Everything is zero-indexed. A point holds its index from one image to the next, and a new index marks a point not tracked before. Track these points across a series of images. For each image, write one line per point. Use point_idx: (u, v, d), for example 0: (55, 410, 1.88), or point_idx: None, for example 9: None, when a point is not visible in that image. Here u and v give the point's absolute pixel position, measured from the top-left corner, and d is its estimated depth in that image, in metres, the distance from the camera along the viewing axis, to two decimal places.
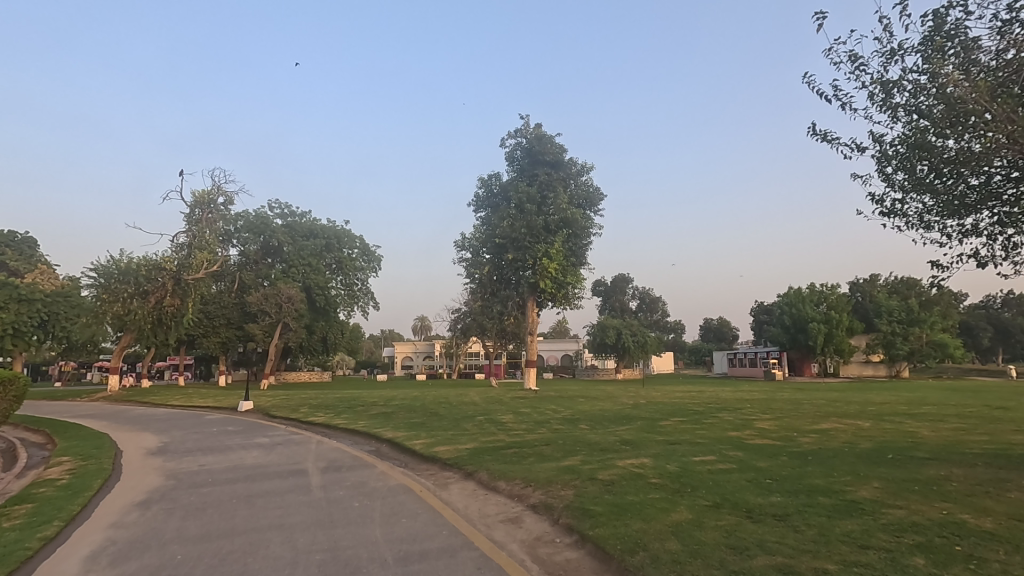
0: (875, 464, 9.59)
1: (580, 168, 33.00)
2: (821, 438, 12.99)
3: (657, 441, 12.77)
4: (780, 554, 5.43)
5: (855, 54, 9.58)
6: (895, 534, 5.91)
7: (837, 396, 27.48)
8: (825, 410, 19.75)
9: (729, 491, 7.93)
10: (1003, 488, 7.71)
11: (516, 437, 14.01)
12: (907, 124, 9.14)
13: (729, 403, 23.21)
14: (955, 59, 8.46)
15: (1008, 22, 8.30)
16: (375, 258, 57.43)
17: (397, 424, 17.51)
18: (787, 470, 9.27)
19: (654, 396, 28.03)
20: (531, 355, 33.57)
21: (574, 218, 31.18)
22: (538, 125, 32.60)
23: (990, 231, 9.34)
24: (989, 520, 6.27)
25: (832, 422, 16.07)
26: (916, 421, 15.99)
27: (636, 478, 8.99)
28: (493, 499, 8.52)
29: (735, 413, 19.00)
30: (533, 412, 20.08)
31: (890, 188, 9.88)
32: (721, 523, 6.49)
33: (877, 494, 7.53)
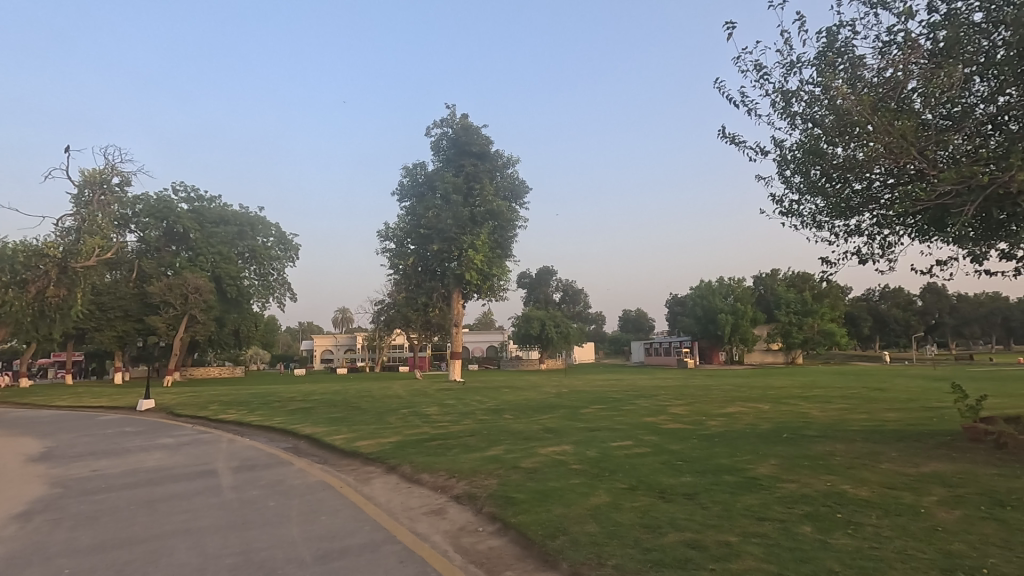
0: (772, 442, 10.47)
1: (505, 161, 33.11)
2: (727, 420, 13.97)
3: (577, 428, 13.20)
4: (689, 531, 5.81)
5: (759, 64, 10.31)
6: (788, 505, 6.49)
7: (743, 381, 29.71)
8: (731, 395, 21.26)
9: (643, 473, 8.37)
10: (877, 460, 8.68)
11: (440, 429, 13.95)
12: (803, 131, 9.96)
13: (645, 391, 24.37)
14: (844, 74, 9.32)
15: (888, 44, 9.26)
16: (292, 248, 54.65)
17: (316, 419, 16.91)
18: (696, 452, 9.90)
19: (576, 386, 28.80)
20: (457, 347, 33.26)
21: (500, 210, 31.26)
22: (464, 115, 32.42)
23: (870, 231, 10.39)
24: (865, 489, 7.04)
25: (737, 405, 17.33)
26: (808, 403, 17.58)
27: (557, 465, 9.25)
28: (417, 491, 8.48)
29: (651, 399, 20.00)
30: (457, 403, 20.11)
31: (789, 190, 10.73)
32: (637, 504, 6.83)
33: (773, 470, 8.24)
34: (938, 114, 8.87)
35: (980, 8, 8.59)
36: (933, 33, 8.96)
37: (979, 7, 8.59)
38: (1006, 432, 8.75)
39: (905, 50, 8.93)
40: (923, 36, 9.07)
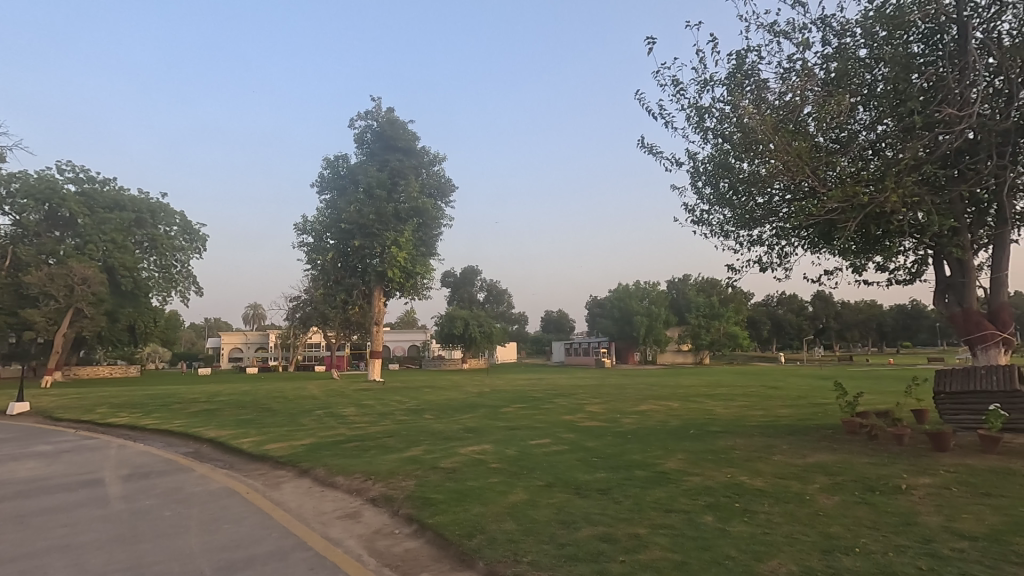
0: (680, 438, 11.08)
1: (431, 158, 32.70)
2: (639, 418, 14.61)
3: (497, 427, 13.31)
4: (601, 525, 6.02)
5: (676, 79, 10.88)
6: (693, 497, 6.90)
7: (655, 381, 31.24)
8: (643, 393, 22.30)
9: (560, 470, 8.58)
10: (771, 452, 9.44)
11: (357, 430, 13.54)
12: (714, 145, 10.62)
13: (564, 389, 25.03)
14: (750, 94, 10.06)
15: (789, 70, 10.08)
16: (199, 238, 50.93)
17: (221, 422, 15.86)
18: (610, 448, 10.29)
19: (497, 385, 29.00)
20: (377, 346, 32.44)
21: (425, 208, 30.80)
22: (390, 109, 31.70)
23: (770, 242, 11.26)
24: (760, 480, 7.64)
25: (649, 403, 18.19)
26: (713, 401, 18.81)
27: (476, 464, 9.27)
28: (330, 495, 8.18)
29: (570, 398, 20.53)
30: (376, 403, 19.60)
31: (700, 200, 11.39)
32: (553, 501, 6.98)
33: (680, 464, 8.73)
34: (829, 137, 9.79)
35: (864, 44, 9.56)
36: (826, 64, 9.87)
37: (863, 43, 9.57)
38: (877, 425, 9.79)
39: (803, 77, 9.78)
40: (818, 66, 9.96)
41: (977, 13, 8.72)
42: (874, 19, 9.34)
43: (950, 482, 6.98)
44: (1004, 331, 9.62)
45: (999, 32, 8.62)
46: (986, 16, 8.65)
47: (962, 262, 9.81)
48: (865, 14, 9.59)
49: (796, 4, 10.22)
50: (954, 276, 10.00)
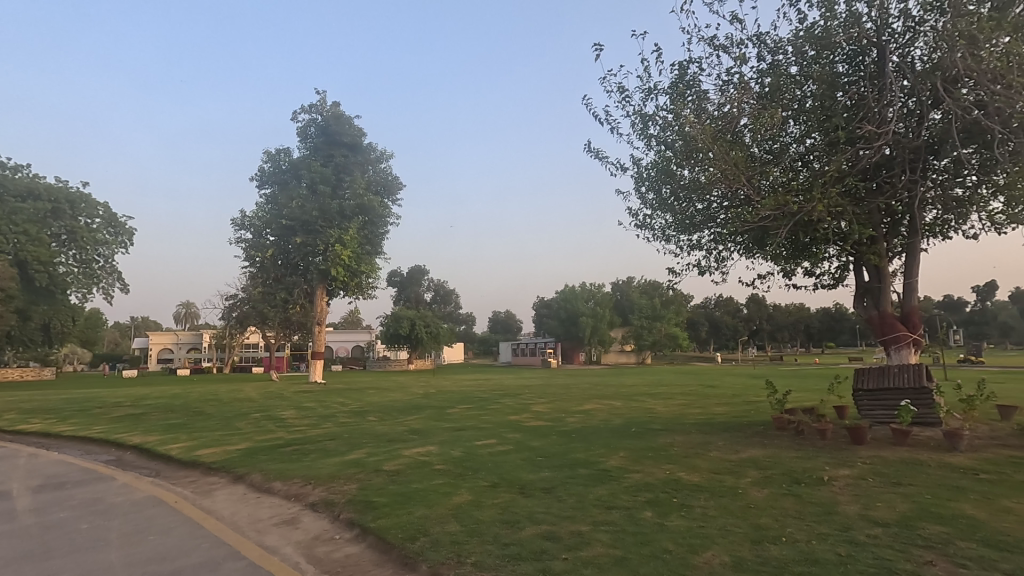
0: (622, 437, 11.36)
1: (378, 155, 32.03)
2: (584, 417, 14.86)
3: (443, 428, 13.21)
4: (545, 523, 6.09)
5: (622, 86, 11.15)
6: (634, 493, 7.09)
7: (600, 380, 31.84)
8: (588, 393, 22.72)
9: (505, 470, 8.61)
10: (707, 448, 9.83)
11: (297, 433, 13.09)
12: (657, 152, 10.96)
13: (511, 389, 25.16)
14: (691, 104, 10.45)
15: (727, 82, 10.55)
16: (125, 232, 47.82)
17: (148, 427, 14.93)
18: (555, 447, 10.43)
19: (444, 386, 28.76)
20: (319, 347, 31.44)
21: (371, 205, 30.09)
22: (335, 103, 30.85)
23: (708, 247, 11.73)
24: (697, 475, 7.94)
25: (593, 403, 18.54)
26: (654, 400, 19.40)
27: (421, 466, 9.16)
28: (266, 501, 7.87)
29: (516, 398, 20.64)
30: (317, 406, 19.01)
31: (644, 205, 11.73)
32: (498, 501, 6.99)
33: (622, 462, 8.95)
34: (762, 148, 10.31)
35: (795, 62, 10.13)
36: (760, 78, 10.40)
37: (794, 61, 10.15)
38: (804, 421, 10.38)
39: (739, 90, 10.25)
40: (753, 80, 10.48)
41: (894, 38, 9.43)
42: (804, 39, 9.92)
43: (867, 473, 7.50)
44: (914, 332, 10.42)
45: (913, 56, 9.35)
46: (902, 41, 9.35)
47: (879, 269, 10.54)
48: (796, 33, 10.17)
49: (733, 20, 10.71)
50: (872, 282, 10.74)
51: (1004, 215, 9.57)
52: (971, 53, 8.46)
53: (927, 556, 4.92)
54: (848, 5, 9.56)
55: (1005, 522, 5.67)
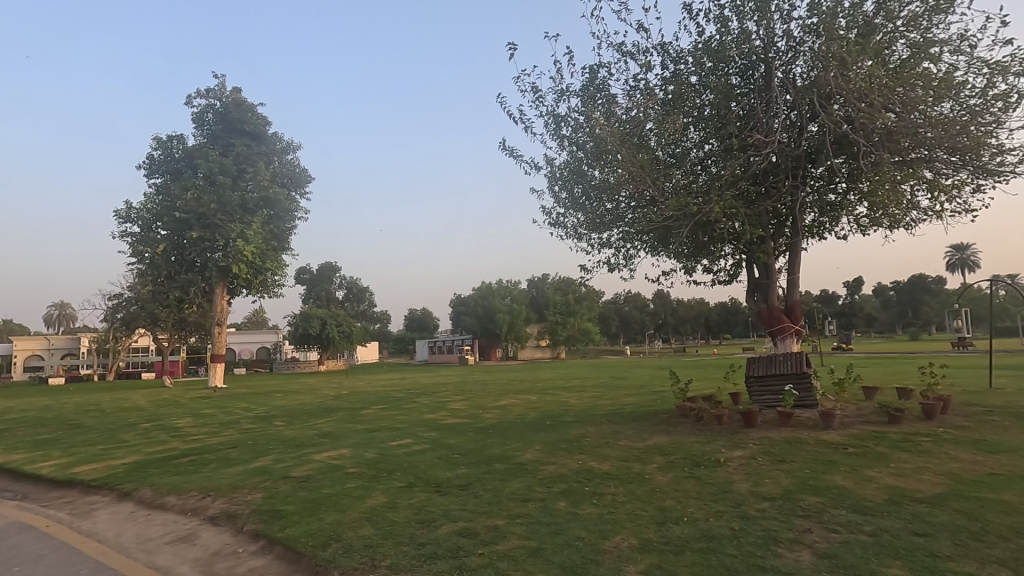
0: (537, 430, 11.59)
1: (284, 145, 30.31)
2: (501, 412, 15.02)
3: (356, 430, 12.81)
4: (461, 520, 6.08)
5: (536, 87, 11.36)
6: (548, 485, 7.27)
7: (516, 376, 32.36)
8: (504, 389, 22.97)
9: (421, 470, 8.52)
10: (617, 437, 10.28)
11: (194, 442, 12.14)
12: (569, 152, 11.28)
13: (426, 388, 24.88)
14: (601, 107, 10.86)
15: (634, 88, 11.05)
16: None
17: (10, 444, 13.15)
18: (471, 444, 10.45)
19: (357, 386, 27.88)
20: (219, 349, 29.33)
21: (276, 198, 28.41)
22: (236, 89, 28.84)
23: (617, 245, 12.22)
24: (607, 464, 8.29)
25: (509, 398, 18.76)
26: (567, 393, 19.98)
27: (332, 470, 8.84)
28: (158, 518, 7.22)
29: (432, 396, 20.45)
30: (217, 412, 17.73)
31: (557, 204, 12.03)
32: (413, 501, 6.90)
33: (537, 455, 9.15)
34: (666, 152, 10.89)
35: (694, 71, 10.81)
36: (664, 86, 10.99)
37: (694, 71, 10.82)
38: (703, 408, 11.12)
39: (645, 96, 10.78)
40: (658, 87, 11.04)
41: (778, 55, 10.31)
42: (703, 51, 10.60)
43: (756, 453, 8.20)
44: (797, 323, 11.50)
45: (794, 73, 10.28)
46: (786, 59, 10.25)
47: (767, 266, 11.51)
48: (695, 46, 10.85)
49: (639, 29, 11.22)
50: (762, 278, 11.70)
51: (867, 219, 10.79)
52: (842, 73, 9.44)
53: (805, 524, 5.48)
54: (740, 22, 10.33)
55: (867, 489, 6.43)
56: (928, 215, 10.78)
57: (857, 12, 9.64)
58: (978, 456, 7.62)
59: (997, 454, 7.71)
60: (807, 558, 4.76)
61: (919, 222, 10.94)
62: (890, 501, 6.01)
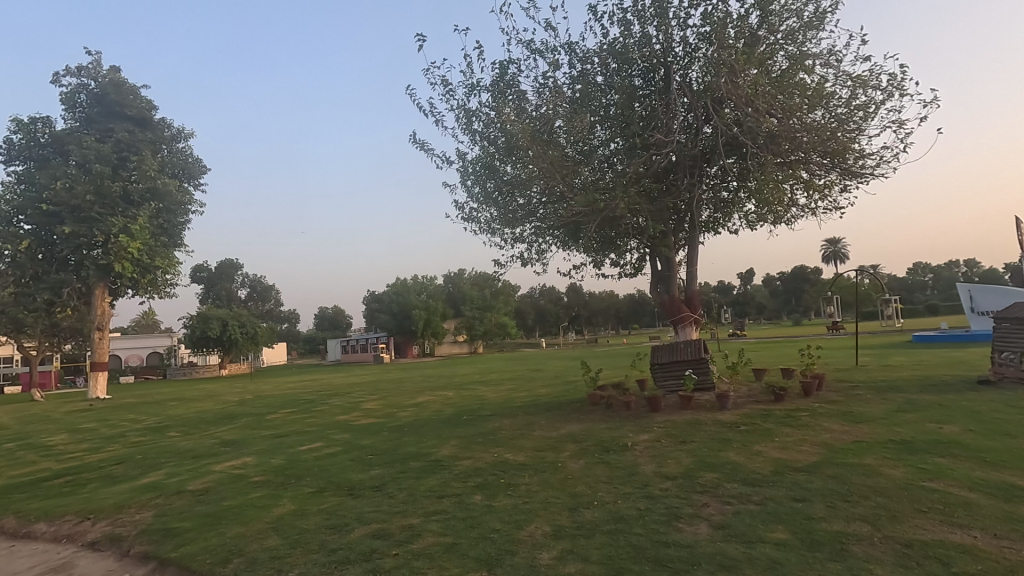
0: (454, 426, 11.56)
1: (174, 133, 27.92)
2: (416, 410, 14.82)
3: (261, 436, 12.11)
4: (375, 522, 5.94)
5: (447, 80, 11.30)
6: (464, 480, 7.28)
7: (432, 372, 32.08)
8: (420, 386, 22.71)
9: (333, 473, 8.22)
10: (532, 428, 10.47)
11: (71, 461, 10.91)
12: (480, 147, 11.31)
13: (339, 389, 24.04)
14: (512, 103, 10.98)
15: (543, 85, 11.27)
16: None
17: None
18: (386, 443, 10.23)
19: (263, 390, 26.38)
20: (100, 357, 26.56)
21: (166, 190, 26.08)
22: (114, 68, 26.09)
23: (530, 240, 12.41)
24: (523, 454, 8.43)
25: (425, 395, 18.54)
26: (483, 387, 20.11)
27: (235, 480, 8.31)
28: (25, 549, 6.41)
29: (345, 397, 19.78)
30: (98, 426, 16.03)
31: (469, 198, 12.02)
32: (324, 506, 6.64)
33: (454, 451, 9.12)
34: (574, 149, 11.22)
35: (600, 71, 11.20)
36: (572, 84, 11.30)
37: (600, 71, 11.20)
38: (613, 396, 11.59)
39: (554, 94, 11.04)
40: (566, 85, 11.34)
41: (676, 59, 10.91)
42: (608, 52, 11.00)
43: (661, 436, 8.70)
44: (696, 312, 12.31)
45: (690, 78, 10.92)
46: (683, 64, 10.88)
47: (668, 259, 12.20)
48: (600, 46, 11.23)
49: (547, 27, 11.46)
50: (664, 270, 12.41)
51: (755, 215, 11.75)
52: (731, 80, 10.21)
53: (703, 499, 5.90)
54: (642, 27, 10.84)
55: (756, 462, 7.03)
56: (806, 212, 11.92)
57: (743, 23, 10.44)
58: (846, 427, 8.58)
59: (861, 423, 8.72)
60: (704, 531, 5.12)
61: (798, 218, 12.07)
62: (775, 471, 6.62)
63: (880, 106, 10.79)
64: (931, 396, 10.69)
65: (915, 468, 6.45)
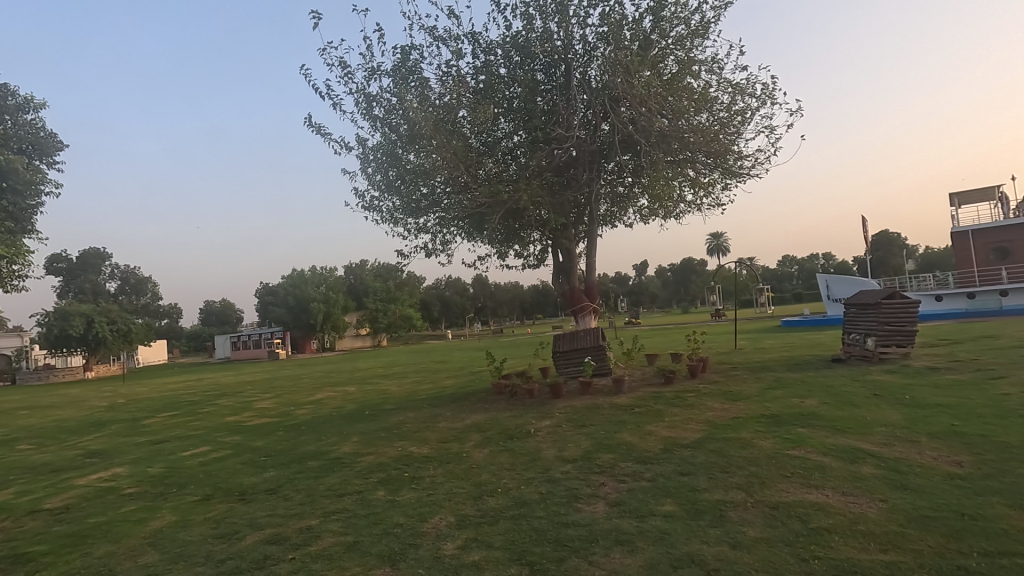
0: (355, 422, 11.20)
1: (19, 102, 24.19)
2: (315, 407, 14.17)
3: (136, 443, 10.98)
4: (269, 527, 5.62)
5: (345, 62, 10.82)
6: (366, 476, 7.09)
7: (332, 368, 30.85)
8: (318, 382, 21.72)
9: (221, 478, 7.65)
10: (436, 421, 10.40)
11: None
12: (382, 134, 10.97)
13: (229, 388, 22.39)
14: (414, 90, 10.73)
15: (447, 73, 11.12)
16: None
17: None
18: (281, 443, 9.69)
19: (138, 393, 23.91)
20: None
21: (11, 167, 22.22)
22: None
23: (434, 231, 12.26)
24: (427, 447, 8.37)
25: (325, 391, 17.80)
26: (387, 381, 19.68)
27: (103, 494, 7.46)
28: None
29: (235, 397, 18.44)
30: None
31: (371, 186, 11.62)
32: (210, 514, 6.17)
33: (355, 447, 8.84)
34: (478, 140, 11.21)
35: (503, 63, 11.25)
36: (475, 75, 11.26)
37: (503, 63, 11.26)
38: (516, 385, 11.77)
39: (457, 83, 10.95)
40: (469, 75, 11.28)
41: (576, 57, 11.19)
42: (511, 45, 11.07)
43: (562, 421, 9.02)
44: (594, 302, 12.85)
45: (589, 75, 11.27)
46: (583, 61, 11.20)
47: (569, 251, 12.62)
48: (503, 39, 11.28)
49: (451, 15, 11.31)
50: (565, 262, 12.81)
51: (647, 210, 12.48)
52: (627, 80, 10.69)
53: (600, 479, 6.21)
54: (543, 22, 11.01)
55: (648, 442, 7.50)
56: (692, 208, 12.83)
57: (637, 27, 10.96)
58: (725, 405, 9.42)
59: (738, 401, 9.62)
60: (601, 509, 5.39)
61: (685, 213, 12.97)
62: (664, 449, 7.11)
63: (754, 112, 11.85)
64: (794, 374, 12.03)
65: (782, 439, 7.23)
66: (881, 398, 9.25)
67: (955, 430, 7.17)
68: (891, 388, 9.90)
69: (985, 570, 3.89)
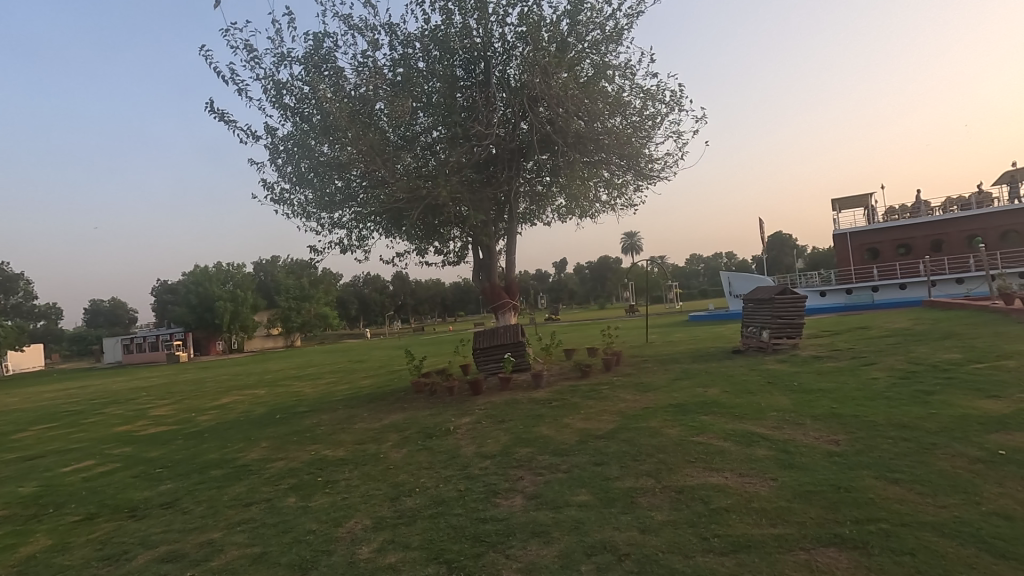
0: (265, 426, 10.62)
1: None
2: (220, 412, 13.28)
3: (5, 460, 9.75)
4: (164, 544, 5.19)
5: (252, 46, 10.20)
6: (276, 483, 6.74)
7: (240, 370, 29.04)
8: (224, 385, 20.37)
9: (108, 495, 6.97)
10: (352, 422, 10.07)
11: None
12: (293, 124, 10.45)
13: (120, 395, 20.46)
14: (328, 80, 10.30)
15: (363, 63, 10.77)
16: None
17: None
18: (180, 453, 8.99)
19: (8, 404, 21.22)
20: None
21: None
22: None
23: (349, 225, 11.85)
24: (343, 449, 8.09)
25: (231, 395, 16.74)
26: (300, 382, 18.79)
27: None
28: None
29: (126, 404, 16.85)
30: None
31: (281, 178, 11.03)
32: (95, 535, 5.61)
33: (263, 453, 8.38)
34: (396, 134, 10.97)
35: (422, 57, 11.07)
36: (392, 67, 10.99)
37: (422, 56, 11.08)
38: (436, 382, 11.66)
39: (373, 74, 10.64)
40: (386, 67, 11.00)
41: (495, 54, 11.22)
42: (430, 39, 10.92)
43: (481, 418, 9.04)
44: (514, 299, 12.99)
45: (509, 74, 11.34)
46: (502, 59, 11.24)
47: (489, 249, 12.68)
48: (422, 32, 11.09)
49: (367, 4, 10.98)
50: (485, 259, 12.86)
51: (565, 209, 12.83)
52: (545, 81, 10.89)
53: (518, 473, 6.30)
54: (462, 17, 10.95)
55: (564, 434, 7.70)
56: (608, 208, 13.31)
57: (556, 29, 11.18)
58: (637, 396, 9.86)
59: (649, 392, 10.11)
60: (518, 503, 5.47)
61: (601, 212, 13.43)
62: (579, 441, 7.33)
63: (664, 118, 12.48)
64: (700, 365, 12.80)
65: (687, 426, 7.68)
66: (774, 385, 10.07)
67: (834, 412, 7.96)
68: (783, 376, 10.81)
69: (857, 536, 4.35)
